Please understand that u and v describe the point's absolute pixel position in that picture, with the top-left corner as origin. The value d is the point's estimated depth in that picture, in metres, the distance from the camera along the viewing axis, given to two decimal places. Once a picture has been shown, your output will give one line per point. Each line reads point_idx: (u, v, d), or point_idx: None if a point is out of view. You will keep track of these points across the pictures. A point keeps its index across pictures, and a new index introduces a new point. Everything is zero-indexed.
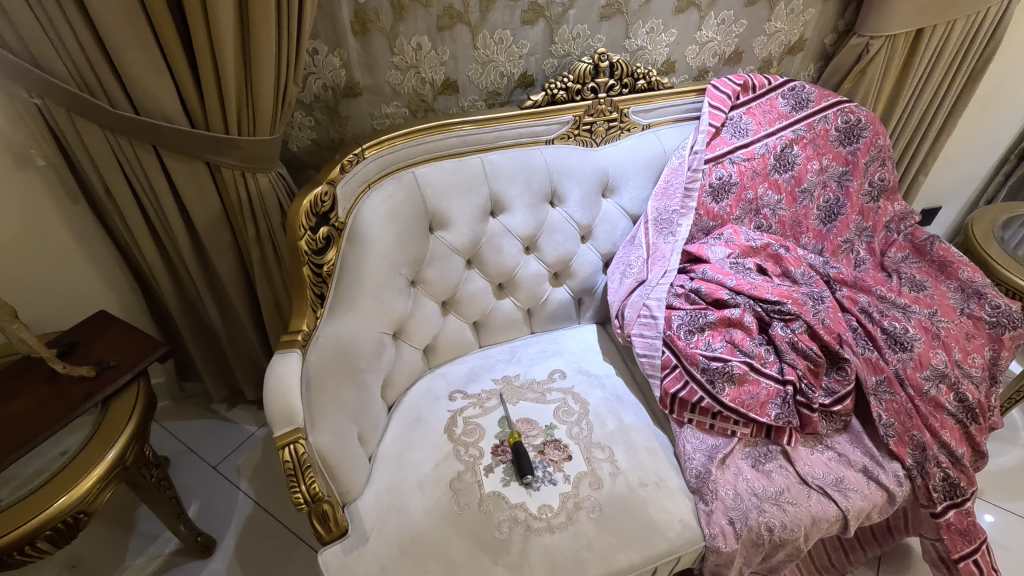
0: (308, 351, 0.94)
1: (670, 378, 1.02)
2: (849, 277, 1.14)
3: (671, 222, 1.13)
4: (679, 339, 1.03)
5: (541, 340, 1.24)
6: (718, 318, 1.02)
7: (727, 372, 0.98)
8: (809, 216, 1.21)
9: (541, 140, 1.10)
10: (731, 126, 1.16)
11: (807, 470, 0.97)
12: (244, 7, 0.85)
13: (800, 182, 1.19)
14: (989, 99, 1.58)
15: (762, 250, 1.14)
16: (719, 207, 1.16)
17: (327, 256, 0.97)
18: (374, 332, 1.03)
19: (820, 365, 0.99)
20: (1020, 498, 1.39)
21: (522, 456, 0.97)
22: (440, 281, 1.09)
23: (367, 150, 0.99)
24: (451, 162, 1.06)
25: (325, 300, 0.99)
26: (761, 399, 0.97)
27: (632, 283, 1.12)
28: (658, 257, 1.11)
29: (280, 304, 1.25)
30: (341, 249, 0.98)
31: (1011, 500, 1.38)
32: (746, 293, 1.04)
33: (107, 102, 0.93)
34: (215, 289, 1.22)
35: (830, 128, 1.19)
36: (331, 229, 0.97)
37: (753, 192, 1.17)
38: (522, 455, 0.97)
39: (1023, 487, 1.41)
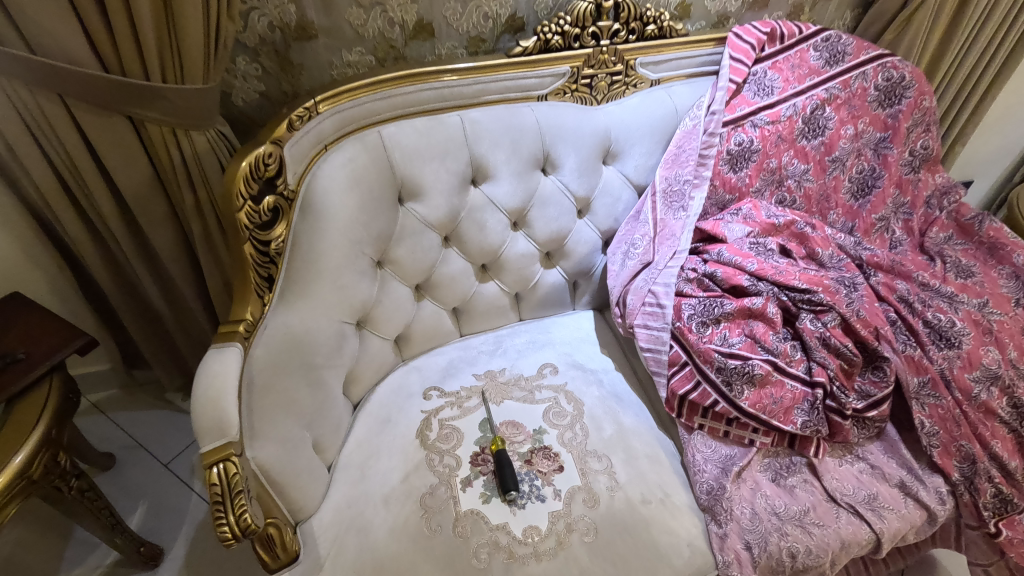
0: (252, 346, 0.80)
1: (679, 378, 0.89)
2: (884, 261, 0.99)
3: (682, 194, 0.97)
4: (690, 332, 0.88)
5: (530, 329, 1.09)
6: (737, 309, 0.87)
7: (746, 373, 0.83)
8: (839, 189, 1.05)
9: (532, 98, 0.94)
10: (753, 83, 1.00)
11: (836, 486, 0.84)
12: None
13: (831, 150, 1.03)
14: None
15: (785, 228, 1.01)
16: (737, 177, 1.02)
17: (273, 232, 0.81)
18: (333, 321, 0.88)
19: (855, 365, 0.84)
20: None
21: (506, 471, 0.83)
22: (412, 263, 0.93)
23: (321, 103, 0.82)
24: (425, 120, 0.89)
25: (275, 283, 0.84)
26: (785, 405, 0.83)
27: (636, 266, 0.97)
28: (666, 236, 0.96)
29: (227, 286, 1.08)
30: (292, 222, 0.82)
31: None
32: (769, 279, 0.89)
33: None
34: (156, 266, 1.06)
35: (869, 87, 1.02)
36: (278, 199, 0.81)
37: (777, 160, 1.02)
38: (507, 468, 0.83)
39: None
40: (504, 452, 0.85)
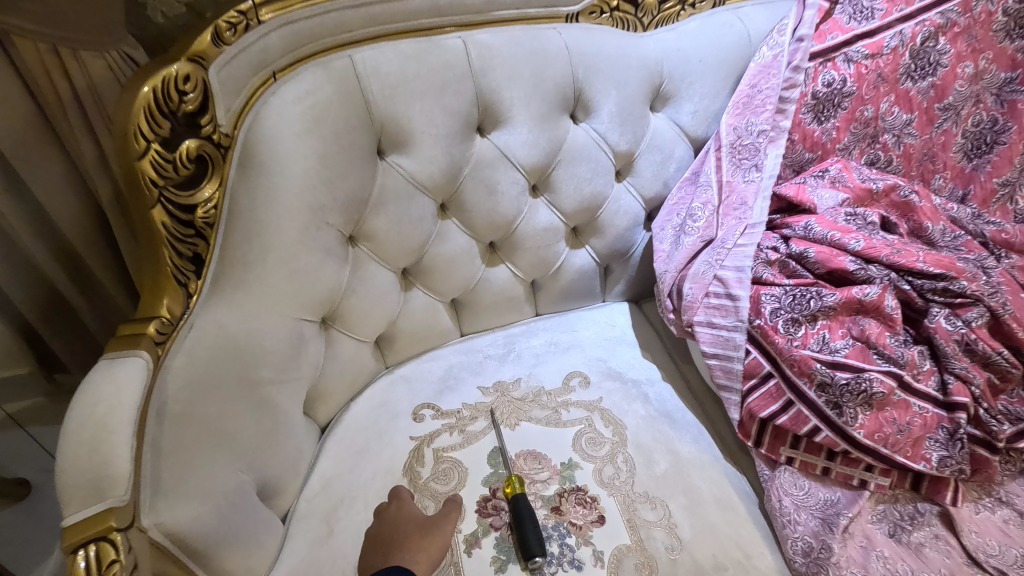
0: (167, 357, 0.55)
1: (759, 395, 0.66)
2: (1015, 238, 0.76)
3: (756, 150, 0.74)
4: (776, 334, 0.64)
5: (550, 327, 0.85)
6: (843, 301, 0.64)
7: (862, 391, 0.59)
8: (949, 145, 0.82)
9: (562, 15, 0.68)
10: (848, 5, 0.76)
11: (979, 544, 0.59)
12: None
13: (942, 95, 0.79)
14: None
15: (884, 196, 0.77)
16: (821, 131, 0.78)
17: (201, 193, 0.56)
18: (286, 317, 0.64)
19: (1011, 380, 0.62)
20: None
21: (529, 532, 0.59)
22: (397, 239, 0.69)
23: (263, 9, 0.56)
24: (413, 42, 0.63)
25: (205, 267, 0.59)
26: (915, 435, 0.60)
27: (695, 245, 0.74)
28: (734, 204, 0.73)
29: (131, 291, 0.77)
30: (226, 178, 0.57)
31: None
32: (882, 262, 0.66)
33: None
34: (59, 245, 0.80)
35: (996, 11, 0.77)
36: (205, 146, 0.55)
37: (875, 107, 0.79)
38: (532, 529, 0.59)
39: None
40: (525, 501, 0.61)
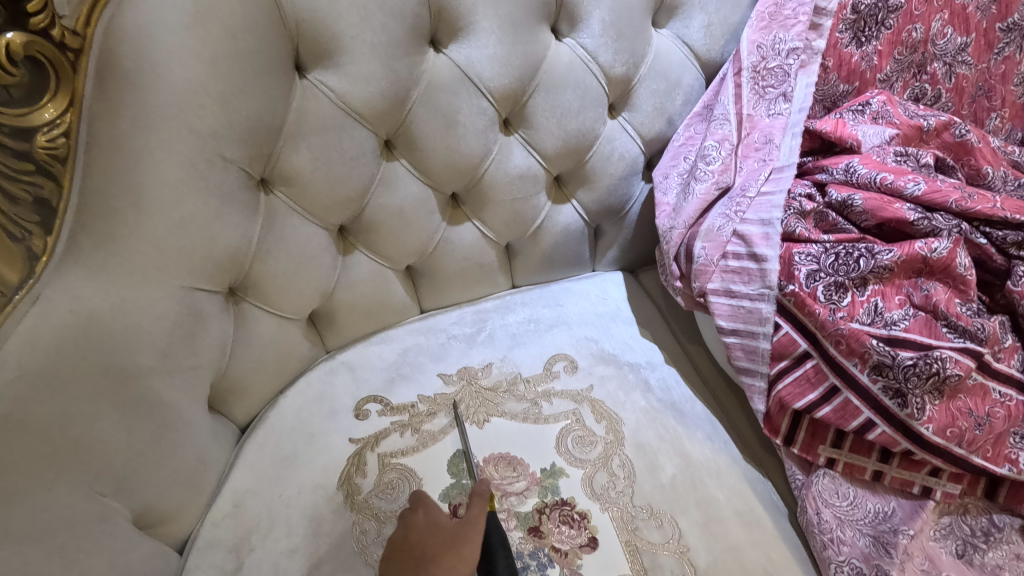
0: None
1: (793, 381, 0.51)
2: None
3: (784, 74, 0.59)
4: (814, 302, 0.50)
5: (531, 301, 0.70)
6: (902, 260, 0.50)
7: (932, 375, 0.46)
8: (1009, 76, 0.67)
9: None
10: None
11: None
12: None
13: (1005, 12, 0.65)
14: None
15: (935, 136, 0.63)
16: (862, 55, 0.63)
17: (40, 112, 0.38)
18: (173, 287, 0.47)
19: None
20: None
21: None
22: (327, 184, 0.53)
23: None
24: None
25: (64, 218, 0.41)
26: (996, 430, 0.47)
27: (708, 194, 0.59)
28: (756, 143, 0.59)
29: None
30: (80, 93, 0.39)
31: None
32: (948, 210, 0.52)
33: None
34: None
35: None
36: (39, 44, 0.37)
37: (925, 27, 0.64)
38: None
39: None
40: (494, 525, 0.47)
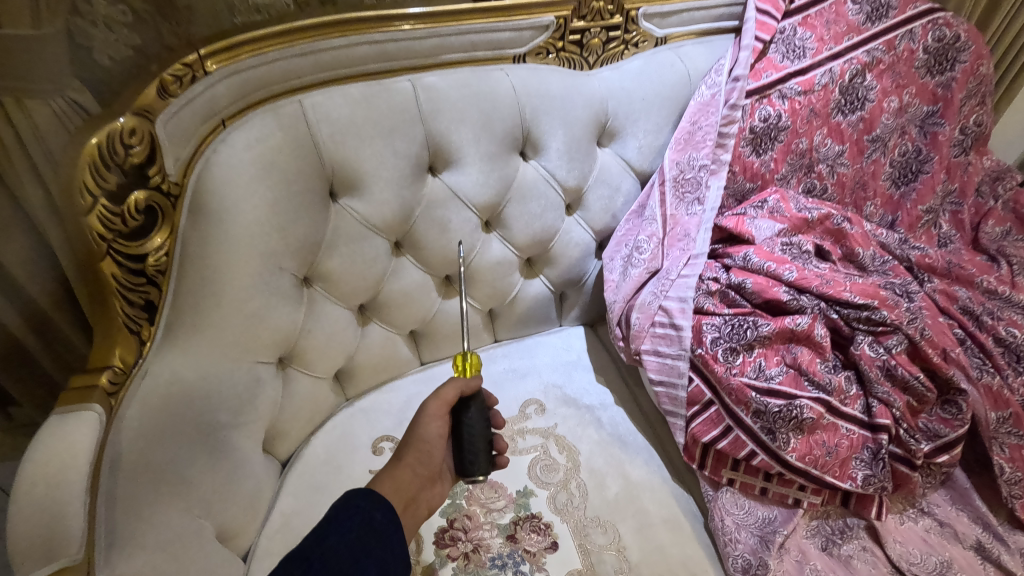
0: (121, 406, 0.57)
1: (702, 420, 0.69)
2: (938, 263, 0.81)
3: (698, 184, 0.77)
4: (715, 363, 0.68)
5: (510, 354, 0.87)
6: (776, 331, 0.68)
7: (792, 417, 0.64)
8: (878, 175, 0.87)
9: (522, 33, 0.70)
10: (782, 44, 0.79)
11: (901, 552, 0.66)
12: None
13: (871, 127, 0.84)
14: None
15: (818, 224, 0.81)
16: (760, 162, 0.81)
17: (149, 241, 0.58)
18: (241, 361, 0.64)
19: (926, 402, 0.67)
20: None
21: (478, 441, 0.55)
22: (352, 278, 0.70)
23: (210, 59, 0.57)
24: (363, 87, 0.66)
25: (159, 313, 0.60)
26: (841, 455, 0.65)
27: (641, 276, 0.77)
28: (678, 236, 0.77)
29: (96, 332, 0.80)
30: (177, 227, 0.59)
31: None
32: (813, 292, 0.70)
33: None
34: None
35: (917, 49, 0.83)
36: (155, 197, 0.57)
37: (808, 140, 0.83)
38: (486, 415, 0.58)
39: None
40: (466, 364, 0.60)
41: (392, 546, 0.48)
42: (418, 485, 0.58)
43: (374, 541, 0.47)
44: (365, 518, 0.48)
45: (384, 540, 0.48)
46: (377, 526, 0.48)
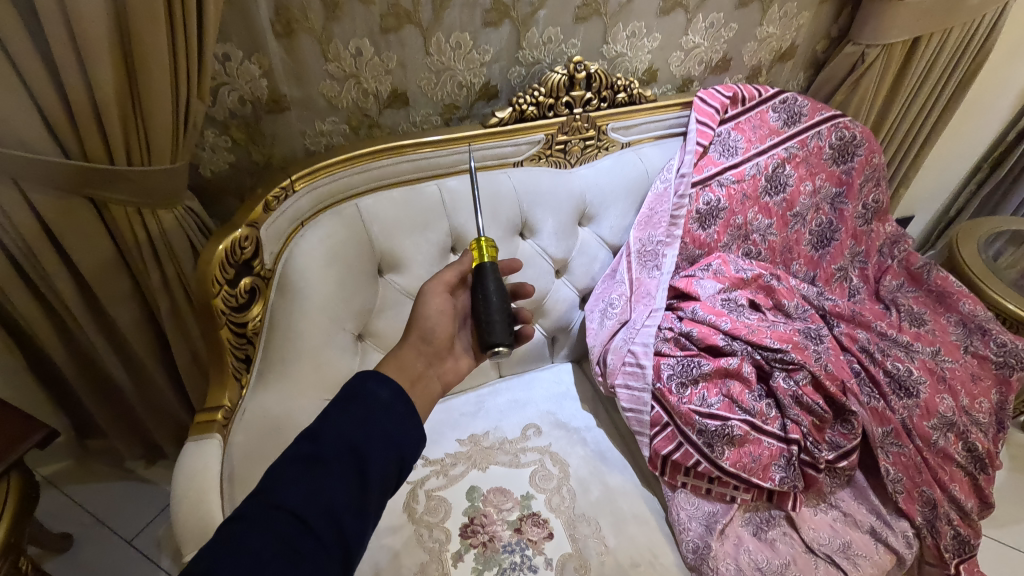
0: (230, 434, 0.77)
1: (661, 438, 0.90)
2: (845, 310, 1.04)
3: (656, 254, 1.00)
4: (670, 394, 0.90)
5: (511, 387, 1.09)
6: (714, 369, 0.90)
7: (726, 434, 0.86)
8: (800, 241, 1.09)
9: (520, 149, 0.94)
10: (718, 144, 1.03)
11: (813, 536, 0.87)
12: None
13: (792, 206, 1.08)
14: (990, 90, 1.40)
15: (753, 281, 1.03)
16: (705, 235, 1.03)
17: (250, 312, 0.80)
18: (315, 399, 0.85)
19: (825, 421, 0.89)
20: (1018, 520, 1.30)
21: (496, 317, 0.63)
22: (391, 332, 0.94)
23: (297, 182, 0.81)
24: (402, 191, 0.90)
25: (252, 363, 0.82)
26: (763, 462, 0.87)
27: (614, 326, 0.99)
28: (642, 295, 0.99)
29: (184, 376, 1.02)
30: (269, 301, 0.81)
31: (1011, 525, 1.29)
32: (743, 338, 0.93)
33: None
34: (97, 310, 0.95)
35: (824, 145, 1.08)
36: (256, 280, 0.79)
37: (743, 217, 1.05)
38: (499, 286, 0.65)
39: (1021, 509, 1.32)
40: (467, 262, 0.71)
41: (401, 417, 0.51)
42: (426, 362, 0.64)
43: (380, 413, 0.50)
44: (372, 396, 0.51)
45: (392, 413, 0.51)
46: (383, 400, 0.51)
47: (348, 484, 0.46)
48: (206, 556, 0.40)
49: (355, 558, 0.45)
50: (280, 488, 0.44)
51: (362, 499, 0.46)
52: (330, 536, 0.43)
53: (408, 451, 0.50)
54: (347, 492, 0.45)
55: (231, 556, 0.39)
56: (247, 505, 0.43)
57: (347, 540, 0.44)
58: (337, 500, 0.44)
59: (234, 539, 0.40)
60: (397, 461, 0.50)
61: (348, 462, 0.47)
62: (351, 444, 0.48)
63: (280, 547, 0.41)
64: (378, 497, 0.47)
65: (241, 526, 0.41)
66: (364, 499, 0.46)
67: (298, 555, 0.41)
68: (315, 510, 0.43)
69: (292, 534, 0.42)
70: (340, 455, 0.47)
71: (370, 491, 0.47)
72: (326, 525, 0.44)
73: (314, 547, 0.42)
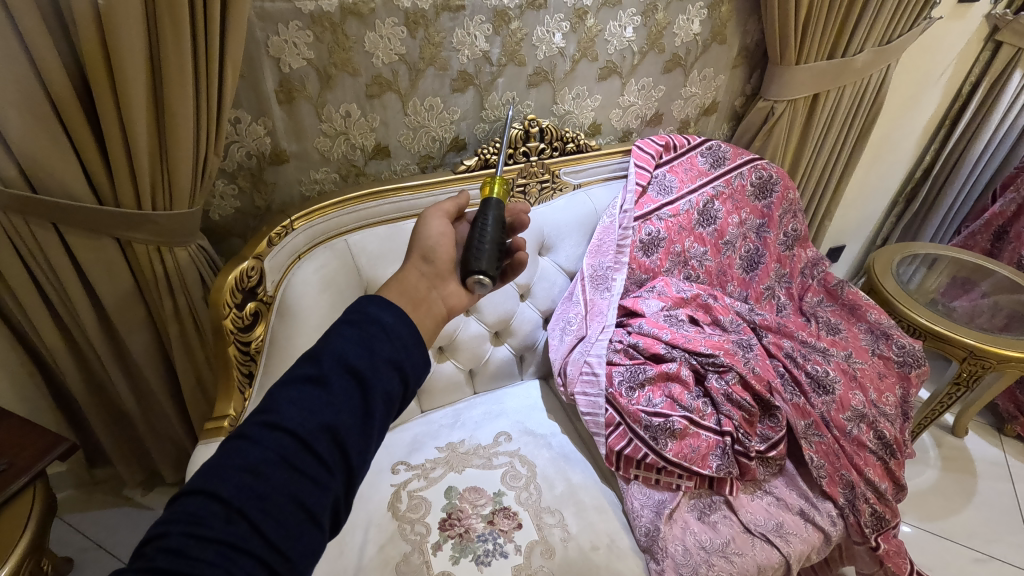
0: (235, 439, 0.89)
1: (615, 436, 1.02)
2: (772, 323, 1.19)
3: (606, 278, 1.16)
4: (621, 397, 1.04)
5: (485, 401, 1.22)
6: (657, 373, 1.05)
7: (668, 428, 0.99)
8: (732, 265, 1.26)
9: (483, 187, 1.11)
10: (656, 184, 1.22)
11: (750, 518, 0.99)
12: (156, 67, 0.78)
13: (722, 235, 1.25)
14: (892, 136, 1.64)
15: (692, 300, 1.18)
16: (649, 261, 1.19)
17: (254, 333, 0.92)
18: None
19: (754, 415, 1.03)
20: (954, 510, 1.42)
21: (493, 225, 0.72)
22: None
23: (296, 221, 0.96)
24: (385, 228, 1.06)
25: (253, 379, 0.93)
26: (702, 452, 1.00)
27: (572, 340, 1.13)
28: (596, 313, 1.14)
29: (190, 400, 1.13)
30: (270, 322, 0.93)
31: (947, 514, 1.40)
32: (681, 346, 1.08)
33: (29, 189, 0.85)
34: (114, 340, 1.07)
35: (746, 184, 1.28)
36: (259, 305, 0.92)
37: (681, 245, 1.21)
38: (496, 219, 0.73)
39: (956, 501, 1.44)
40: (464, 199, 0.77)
41: (404, 344, 0.54)
42: (427, 283, 0.65)
43: (382, 341, 0.54)
44: (374, 325, 0.55)
45: (394, 340, 0.54)
46: (385, 328, 0.55)
47: (351, 406, 0.50)
48: (220, 469, 0.45)
49: (359, 471, 0.50)
50: (286, 411, 0.48)
51: (366, 422, 0.50)
52: (331, 451, 0.48)
53: (410, 376, 0.54)
54: (350, 413, 0.50)
55: (242, 470, 0.45)
56: (257, 425, 0.48)
57: (350, 457, 0.49)
58: (340, 422, 0.49)
59: (245, 454, 0.46)
60: (400, 383, 0.54)
61: (352, 386, 0.51)
62: (354, 370, 0.51)
63: (286, 463, 0.46)
64: (381, 417, 0.52)
65: (249, 445, 0.46)
66: (367, 421, 0.50)
67: (303, 469, 0.47)
68: (319, 433, 0.48)
69: (297, 453, 0.47)
70: (345, 379, 0.51)
71: (373, 413, 0.51)
72: (329, 443, 0.48)
73: (318, 462, 0.47)
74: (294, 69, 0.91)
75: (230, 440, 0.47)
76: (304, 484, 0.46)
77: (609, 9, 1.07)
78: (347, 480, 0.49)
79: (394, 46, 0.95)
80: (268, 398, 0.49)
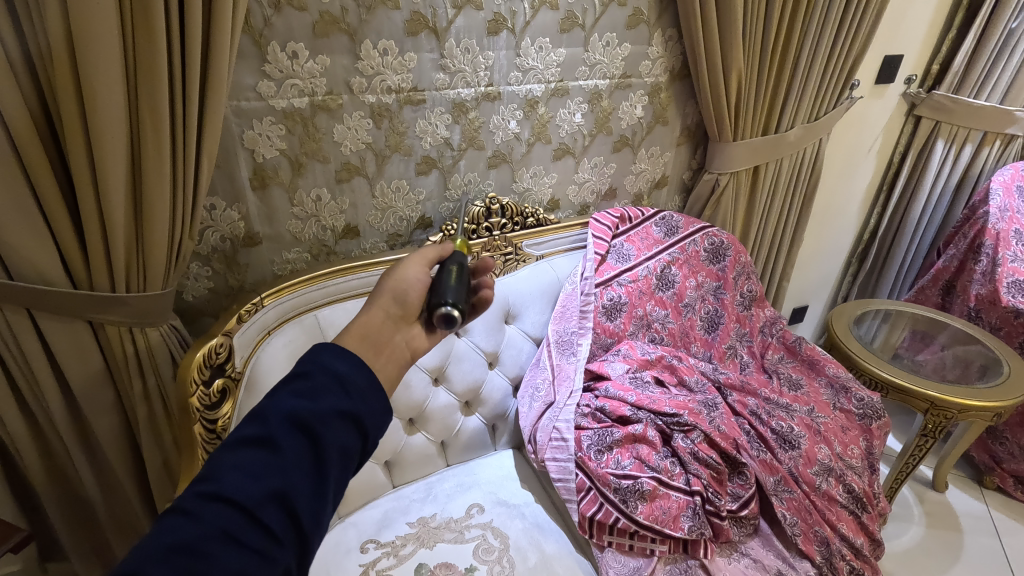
0: None
1: (586, 501, 1.02)
2: (736, 381, 1.23)
3: (571, 343, 1.20)
4: (589, 460, 1.04)
5: (456, 473, 1.20)
6: (624, 436, 1.06)
7: (637, 489, 0.99)
8: (694, 326, 1.31)
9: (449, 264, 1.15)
10: (615, 253, 1.29)
11: None
12: (136, 160, 0.84)
13: (681, 298, 1.31)
14: (834, 201, 1.76)
15: (657, 361, 1.21)
16: (613, 324, 1.23)
17: (221, 410, 0.92)
18: None
19: (721, 472, 1.03)
20: (941, 569, 1.39)
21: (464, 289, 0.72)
22: None
23: (267, 298, 1.00)
24: (355, 302, 1.10)
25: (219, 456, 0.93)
26: (673, 513, 0.99)
27: (541, 406, 1.14)
28: (563, 378, 1.16)
29: (156, 485, 1.11)
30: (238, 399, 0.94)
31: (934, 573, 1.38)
32: (646, 408, 1.10)
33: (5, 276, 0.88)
34: (80, 425, 1.07)
35: (700, 249, 1.35)
36: (224, 379, 0.92)
37: (643, 309, 1.26)
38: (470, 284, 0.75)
39: (943, 560, 1.41)
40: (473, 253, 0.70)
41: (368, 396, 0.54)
42: (392, 322, 0.66)
43: (337, 393, 0.53)
44: (328, 375, 0.54)
45: (350, 390, 0.54)
46: (340, 377, 0.54)
47: (303, 467, 0.49)
48: (152, 551, 0.43)
49: (312, 537, 0.49)
50: (228, 479, 0.47)
51: (321, 484, 0.49)
52: (280, 519, 0.47)
53: (369, 429, 0.54)
54: (298, 476, 0.49)
55: (179, 552, 0.43)
56: (196, 497, 0.46)
57: (302, 525, 0.48)
58: (291, 486, 0.48)
59: (181, 531, 0.44)
60: (358, 437, 0.53)
61: (303, 446, 0.50)
62: (304, 426, 0.51)
63: (227, 537, 0.45)
64: (337, 476, 0.51)
65: (187, 520, 0.45)
66: (321, 481, 0.49)
67: (247, 542, 0.45)
68: (266, 501, 0.47)
69: (241, 526, 0.45)
70: (294, 437, 0.50)
71: (327, 475, 0.50)
72: (277, 511, 0.47)
73: (264, 533, 0.46)
74: (267, 159, 0.98)
75: (167, 517, 0.45)
76: (249, 559, 0.45)
77: (558, 98, 1.19)
78: (297, 545, 0.48)
79: (361, 136, 1.04)
80: (210, 465, 0.48)
